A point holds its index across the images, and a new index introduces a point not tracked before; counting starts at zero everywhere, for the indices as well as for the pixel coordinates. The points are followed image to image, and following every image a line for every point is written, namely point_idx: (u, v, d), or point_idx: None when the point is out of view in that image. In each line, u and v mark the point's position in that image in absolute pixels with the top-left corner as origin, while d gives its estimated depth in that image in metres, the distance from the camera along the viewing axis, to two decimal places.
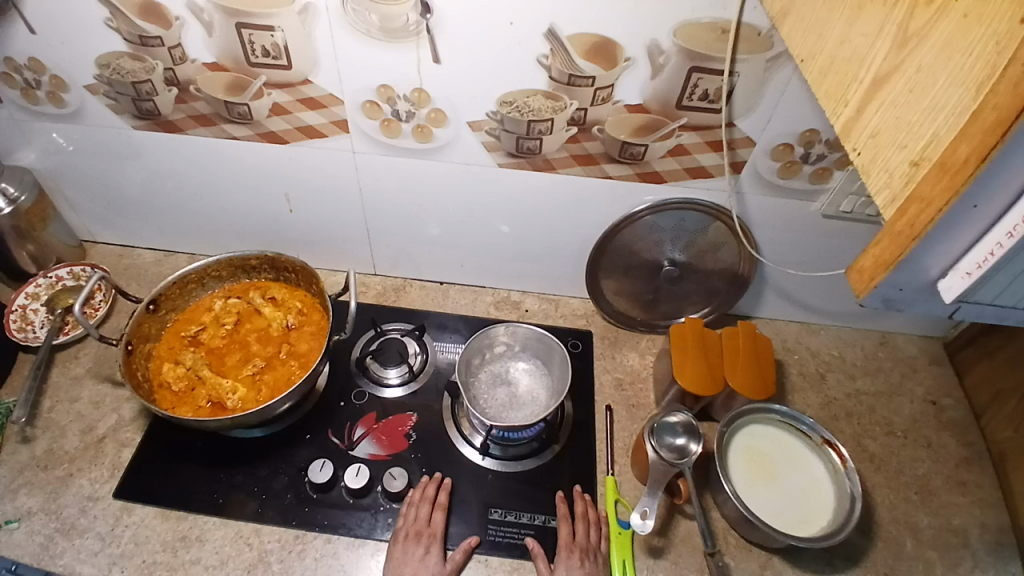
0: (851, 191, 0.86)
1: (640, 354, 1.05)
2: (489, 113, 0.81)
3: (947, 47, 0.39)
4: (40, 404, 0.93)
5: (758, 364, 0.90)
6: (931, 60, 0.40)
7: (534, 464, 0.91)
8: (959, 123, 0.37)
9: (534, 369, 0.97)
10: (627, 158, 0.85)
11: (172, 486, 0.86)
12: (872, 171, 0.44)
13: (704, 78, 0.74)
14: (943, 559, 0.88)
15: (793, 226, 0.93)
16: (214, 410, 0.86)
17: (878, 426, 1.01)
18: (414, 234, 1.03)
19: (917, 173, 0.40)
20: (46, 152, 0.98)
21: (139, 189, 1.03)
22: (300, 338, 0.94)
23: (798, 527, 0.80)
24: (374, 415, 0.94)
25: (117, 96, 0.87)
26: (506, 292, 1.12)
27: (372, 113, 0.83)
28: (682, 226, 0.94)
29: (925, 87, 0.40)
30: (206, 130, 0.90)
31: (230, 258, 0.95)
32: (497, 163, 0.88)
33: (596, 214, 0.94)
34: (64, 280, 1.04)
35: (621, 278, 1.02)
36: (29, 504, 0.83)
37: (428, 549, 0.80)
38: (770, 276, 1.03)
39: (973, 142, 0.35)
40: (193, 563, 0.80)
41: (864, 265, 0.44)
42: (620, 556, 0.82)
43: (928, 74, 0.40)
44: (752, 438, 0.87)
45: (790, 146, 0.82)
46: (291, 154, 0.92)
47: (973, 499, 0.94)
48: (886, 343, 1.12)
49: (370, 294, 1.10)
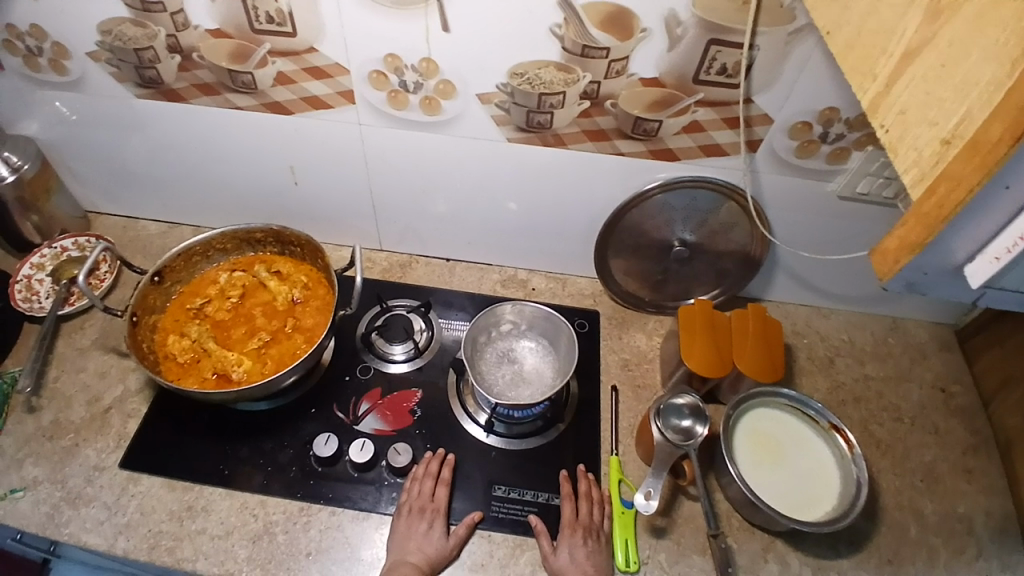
0: (869, 172, 0.84)
1: (647, 334, 1.04)
2: (500, 85, 0.79)
3: (981, 18, 0.37)
4: (46, 374, 0.93)
5: (768, 347, 0.89)
6: (963, 34, 0.38)
7: (538, 442, 0.91)
8: (994, 100, 0.35)
9: (541, 348, 0.96)
10: (641, 134, 0.82)
11: (179, 457, 0.87)
12: (900, 149, 0.42)
13: (722, 51, 0.72)
14: (946, 546, 0.87)
15: (807, 208, 0.91)
16: (220, 382, 0.86)
17: (886, 411, 1.00)
18: (421, 209, 1.01)
19: (948, 152, 0.38)
20: (50, 122, 0.97)
21: (143, 160, 1.02)
22: (306, 312, 0.94)
23: (802, 512, 0.80)
24: (379, 391, 0.94)
25: (119, 64, 0.85)
26: (512, 270, 1.11)
27: (379, 84, 0.81)
28: (695, 205, 0.92)
29: (957, 62, 0.38)
30: (210, 99, 0.88)
31: (235, 231, 0.94)
32: (507, 138, 0.86)
33: (606, 191, 0.92)
34: (69, 250, 1.04)
35: (630, 257, 1.00)
36: (35, 474, 0.84)
37: (431, 523, 0.80)
38: (782, 258, 1.01)
39: (1006, 119, 0.33)
40: (199, 533, 0.81)
41: (888, 248, 0.42)
42: (623, 535, 0.82)
43: (960, 49, 0.38)
44: (758, 421, 0.87)
45: (809, 125, 0.79)
46: (297, 126, 0.90)
47: (978, 486, 0.94)
48: (896, 328, 1.10)
49: (375, 270, 1.10)
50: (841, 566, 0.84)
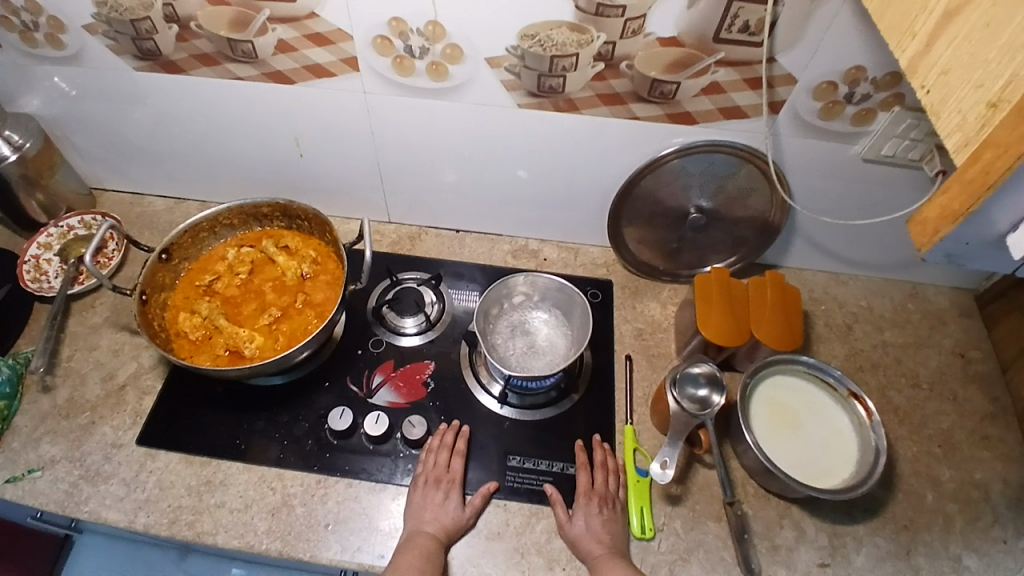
0: (895, 134, 0.80)
1: (661, 303, 1.03)
2: (510, 48, 0.76)
3: None
4: (59, 353, 0.94)
5: (785, 315, 0.87)
6: None
7: (552, 413, 0.90)
8: None
9: (553, 320, 0.95)
10: (657, 97, 0.79)
11: (195, 433, 0.88)
12: (943, 112, 0.40)
13: (745, 7, 0.68)
14: (963, 513, 0.87)
15: (829, 171, 0.87)
16: (233, 359, 0.86)
17: (903, 378, 0.99)
18: (429, 180, 0.99)
19: (995, 116, 0.36)
20: (51, 98, 0.95)
21: (145, 135, 0.99)
22: (316, 287, 0.93)
23: (818, 480, 0.79)
24: (392, 364, 0.94)
25: (116, 36, 0.82)
26: (523, 240, 1.09)
27: (384, 50, 0.78)
28: (712, 170, 0.89)
29: (1001, 23, 0.36)
30: (210, 71, 0.85)
31: (241, 206, 0.93)
32: (518, 104, 0.83)
33: (619, 158, 0.89)
34: (76, 229, 1.03)
35: (644, 226, 0.98)
36: (53, 453, 0.85)
37: (447, 494, 0.81)
38: (801, 224, 0.98)
39: None
40: (218, 506, 0.82)
41: (928, 217, 0.40)
42: (638, 503, 0.82)
43: (1006, 9, 0.35)
44: (775, 389, 0.86)
45: (834, 85, 0.76)
46: (300, 96, 0.87)
47: (996, 454, 0.93)
48: (916, 294, 1.08)
49: (385, 243, 1.08)
50: (856, 532, 0.84)
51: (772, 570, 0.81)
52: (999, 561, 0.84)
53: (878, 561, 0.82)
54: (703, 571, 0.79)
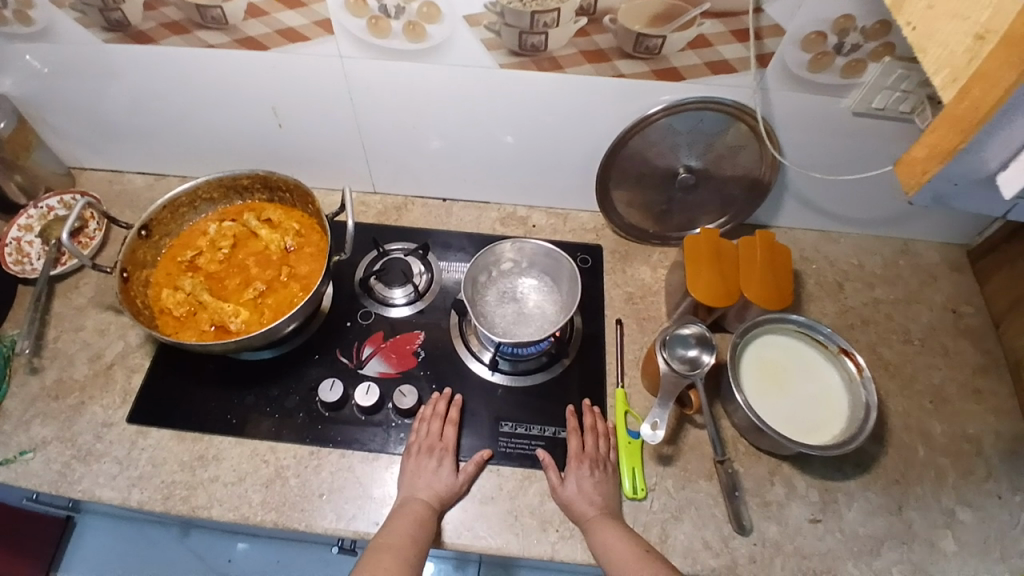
0: (885, 86, 0.78)
1: (652, 267, 1.02)
2: (488, 5, 0.73)
3: None
4: (45, 335, 0.93)
5: (775, 274, 0.87)
6: None
7: (544, 378, 0.91)
8: None
9: (542, 285, 0.94)
10: (642, 53, 0.77)
11: (186, 409, 0.87)
12: (929, 48, 0.39)
13: None
14: (955, 466, 0.88)
15: (819, 125, 0.86)
16: (219, 333, 0.85)
17: (895, 334, 0.99)
18: (414, 147, 0.97)
19: (981, 48, 0.35)
20: (24, 77, 0.91)
21: (122, 110, 0.96)
22: (300, 259, 0.92)
23: (810, 437, 0.80)
24: (382, 334, 0.93)
25: (83, 8, 0.79)
26: (512, 207, 1.08)
27: (358, 10, 0.76)
28: (700, 128, 0.87)
29: None
30: (181, 39, 0.82)
31: (220, 179, 0.90)
32: (499, 64, 0.80)
33: (607, 117, 0.87)
34: (56, 209, 1.01)
35: (633, 188, 0.96)
36: (43, 434, 0.84)
37: (440, 461, 0.81)
38: (792, 181, 0.97)
39: None
40: (212, 480, 0.82)
41: (916, 157, 0.40)
42: (629, 464, 0.83)
43: None
44: (765, 349, 0.86)
45: (823, 35, 0.73)
46: (275, 63, 0.84)
47: (988, 407, 0.94)
48: (906, 250, 1.08)
49: (370, 214, 1.06)
50: (847, 487, 0.85)
51: (764, 525, 0.82)
52: (993, 513, 0.85)
53: (869, 515, 0.84)
54: (696, 528, 0.81)
